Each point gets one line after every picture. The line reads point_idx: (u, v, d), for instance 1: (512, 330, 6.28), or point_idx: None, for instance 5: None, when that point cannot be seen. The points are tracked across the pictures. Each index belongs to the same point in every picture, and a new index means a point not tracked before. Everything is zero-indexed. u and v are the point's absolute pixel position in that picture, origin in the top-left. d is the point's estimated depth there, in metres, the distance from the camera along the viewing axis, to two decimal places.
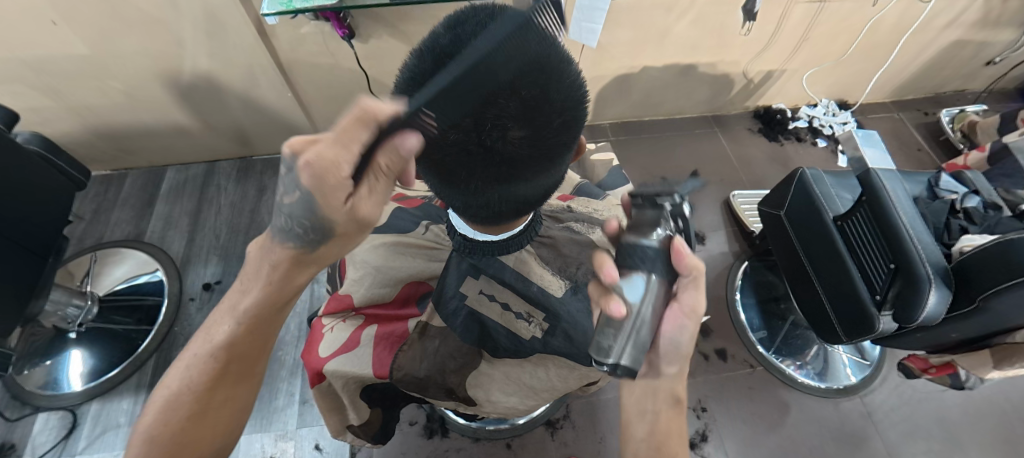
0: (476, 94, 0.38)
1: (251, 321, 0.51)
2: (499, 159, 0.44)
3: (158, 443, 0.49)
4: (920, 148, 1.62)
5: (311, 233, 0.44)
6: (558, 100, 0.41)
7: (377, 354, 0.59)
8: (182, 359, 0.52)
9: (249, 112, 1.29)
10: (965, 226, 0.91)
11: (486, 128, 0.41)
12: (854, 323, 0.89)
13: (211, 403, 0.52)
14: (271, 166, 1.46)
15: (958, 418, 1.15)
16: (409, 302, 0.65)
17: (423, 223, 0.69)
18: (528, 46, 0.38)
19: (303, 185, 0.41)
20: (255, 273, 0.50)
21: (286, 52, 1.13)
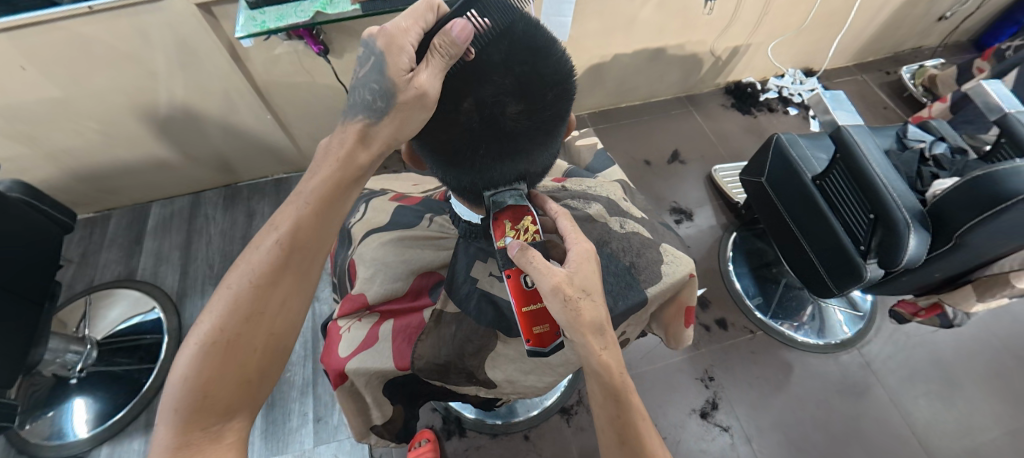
0: (477, 68, 0.45)
1: (320, 203, 0.47)
2: (501, 134, 0.49)
3: (213, 352, 0.42)
4: (887, 106, 1.68)
5: (381, 102, 0.45)
6: (546, 75, 0.47)
7: (397, 347, 0.60)
8: (240, 258, 0.46)
9: (230, 138, 1.29)
10: (936, 172, 0.96)
11: (488, 105, 0.46)
12: (844, 274, 0.92)
13: (269, 306, 0.45)
14: (257, 190, 1.45)
15: (952, 357, 1.20)
16: (421, 293, 0.65)
17: (426, 217, 0.71)
18: (514, 31, 0.45)
19: (375, 47, 0.44)
20: (326, 155, 0.48)
21: (262, 74, 1.13)
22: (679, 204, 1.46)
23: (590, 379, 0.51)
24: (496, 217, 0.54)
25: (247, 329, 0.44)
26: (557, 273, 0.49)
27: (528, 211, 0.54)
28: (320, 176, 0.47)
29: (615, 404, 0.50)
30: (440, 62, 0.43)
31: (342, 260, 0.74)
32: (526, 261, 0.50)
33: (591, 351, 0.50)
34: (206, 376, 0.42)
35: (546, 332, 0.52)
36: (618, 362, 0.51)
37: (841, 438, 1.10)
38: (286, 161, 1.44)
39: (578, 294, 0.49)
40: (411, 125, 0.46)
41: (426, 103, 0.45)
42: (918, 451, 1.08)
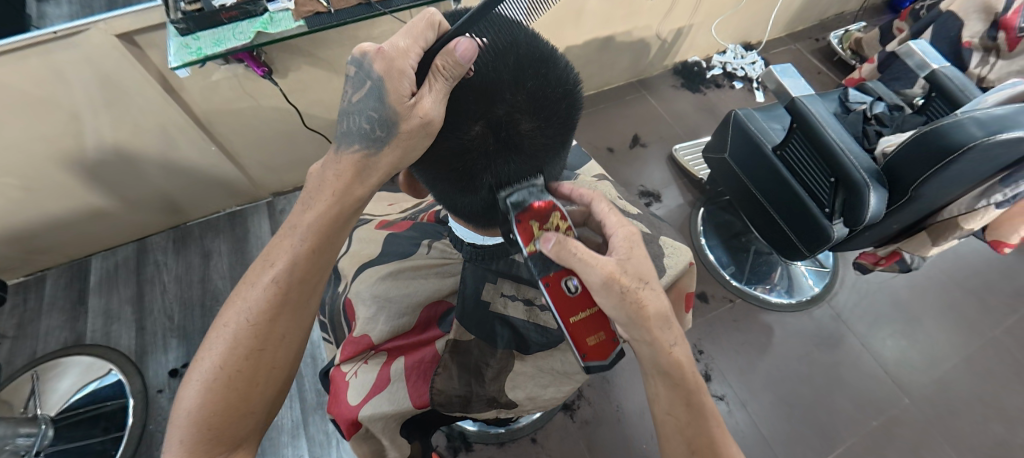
0: (487, 88, 0.43)
1: (316, 238, 0.47)
2: (515, 153, 0.47)
3: (218, 389, 0.44)
4: (820, 71, 1.79)
5: (381, 130, 0.44)
6: (554, 86, 0.46)
7: (412, 386, 0.58)
8: (236, 294, 0.47)
9: (173, 176, 1.19)
10: (879, 130, 1.03)
11: (501, 125, 0.44)
12: (812, 236, 0.97)
13: (269, 342, 0.46)
14: (210, 227, 1.35)
15: (909, 297, 1.30)
16: (430, 324, 0.63)
17: (424, 244, 0.68)
18: (519, 45, 0.43)
19: (374, 71, 0.42)
20: (320, 187, 0.48)
21: (202, 104, 1.05)
22: (646, 187, 1.50)
23: (658, 384, 0.53)
24: (522, 218, 0.48)
25: (249, 367, 0.45)
26: (607, 263, 0.47)
27: (555, 206, 0.49)
28: (316, 209, 0.47)
29: (687, 409, 0.52)
30: (443, 86, 0.41)
31: (336, 298, 0.70)
32: (568, 254, 0.47)
33: (660, 350, 0.51)
34: (211, 411, 0.43)
35: (603, 342, 0.49)
36: (687, 356, 0.53)
37: (825, 389, 1.17)
38: (238, 193, 1.35)
39: (635, 283, 0.49)
40: (413, 153, 0.45)
41: (431, 129, 0.43)
42: (893, 388, 1.17)
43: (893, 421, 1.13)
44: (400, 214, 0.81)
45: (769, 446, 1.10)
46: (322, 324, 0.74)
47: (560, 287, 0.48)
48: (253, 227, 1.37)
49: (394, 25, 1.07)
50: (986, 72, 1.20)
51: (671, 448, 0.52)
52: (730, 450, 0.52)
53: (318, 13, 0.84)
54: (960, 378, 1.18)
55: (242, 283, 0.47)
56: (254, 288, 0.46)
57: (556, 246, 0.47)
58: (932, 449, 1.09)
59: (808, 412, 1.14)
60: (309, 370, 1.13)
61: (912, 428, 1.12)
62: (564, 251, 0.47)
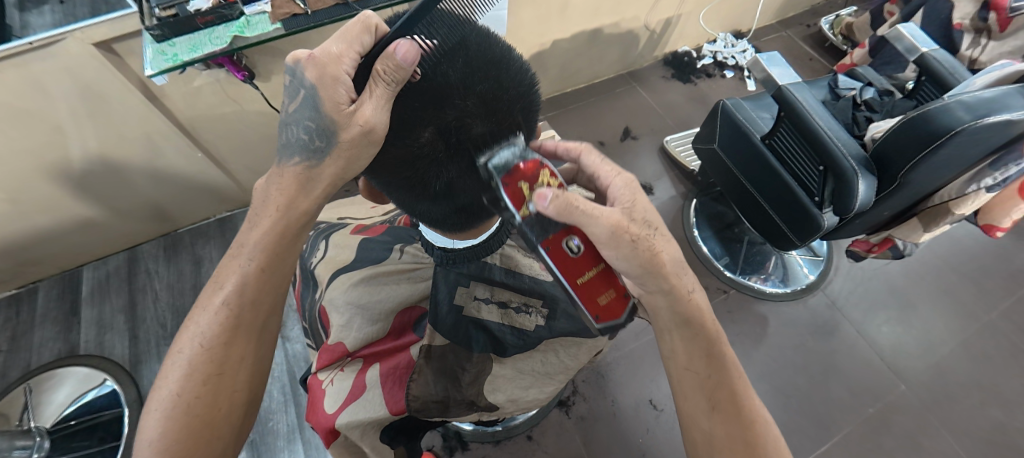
0: (433, 93, 0.41)
1: (265, 256, 0.49)
2: (470, 158, 0.46)
3: (178, 417, 0.44)
4: (812, 57, 1.78)
5: (320, 140, 0.45)
6: (508, 87, 0.44)
7: (387, 393, 0.57)
8: (190, 320, 0.48)
9: (161, 184, 1.18)
10: (869, 116, 1.02)
11: (452, 131, 0.43)
12: (803, 227, 0.97)
13: (228, 365, 0.47)
14: (201, 234, 1.35)
15: (904, 283, 1.29)
16: (405, 330, 0.63)
17: (396, 248, 0.67)
18: (466, 47, 0.42)
19: (307, 79, 0.41)
20: (265, 204, 0.49)
21: (186, 112, 1.04)
22: (638, 180, 1.49)
23: (675, 337, 0.54)
24: (510, 181, 0.43)
25: (209, 392, 0.46)
26: (613, 213, 0.45)
27: (541, 162, 0.45)
28: (263, 226, 0.49)
29: (707, 360, 0.53)
30: (384, 92, 0.40)
31: (314, 305, 0.69)
32: (569, 210, 0.43)
33: (677, 297, 0.52)
34: (174, 441, 0.44)
35: (613, 300, 0.47)
36: (704, 305, 0.55)
37: (822, 378, 1.17)
38: (228, 198, 1.34)
39: (642, 228, 0.48)
40: (357, 162, 0.45)
41: (374, 137, 0.43)
42: (890, 375, 1.16)
43: (890, 408, 1.12)
44: (381, 217, 0.81)
45: None
46: (305, 330, 0.73)
47: (562, 248, 0.44)
48: None
49: None
50: (977, 54, 1.17)
51: (694, 402, 0.53)
52: (752, 404, 0.52)
53: (295, 15, 0.83)
54: (958, 363, 1.17)
55: (192, 311, 0.48)
56: (205, 313, 0.48)
57: (556, 201, 0.43)
58: (931, 435, 1.09)
59: (803, 402, 1.14)
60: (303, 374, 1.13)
61: (911, 415, 1.11)
62: (567, 209, 0.43)
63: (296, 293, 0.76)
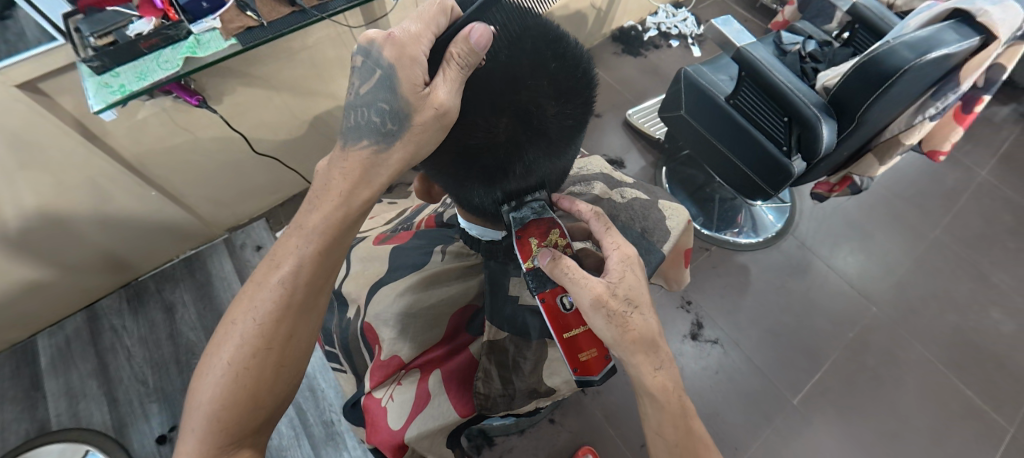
0: (506, 74, 0.42)
1: (324, 241, 0.46)
2: (540, 136, 0.46)
3: (225, 386, 0.43)
4: (746, 19, 1.88)
5: (392, 123, 0.43)
6: (571, 65, 0.45)
7: (453, 396, 0.58)
8: (245, 292, 0.46)
9: (114, 231, 1.08)
10: (815, 66, 1.10)
11: (530, 114, 0.44)
12: (775, 175, 1.03)
13: (276, 341, 0.45)
14: (166, 278, 1.24)
15: (860, 215, 1.41)
16: (458, 331, 0.62)
17: (437, 251, 0.68)
18: (530, 32, 0.43)
19: (385, 58, 0.40)
20: (327, 187, 0.46)
21: (134, 148, 0.95)
22: (609, 156, 1.52)
23: (645, 402, 0.51)
24: (522, 235, 0.50)
25: (259, 364, 0.44)
26: (598, 285, 0.47)
27: (554, 223, 0.50)
28: (322, 213, 0.46)
29: (675, 429, 0.50)
30: (457, 75, 0.40)
31: (348, 326, 0.67)
32: (562, 274, 0.47)
33: (644, 372, 0.49)
34: (222, 406, 0.43)
35: (595, 358, 0.49)
36: (672, 379, 0.51)
37: (805, 313, 1.26)
38: (190, 236, 1.25)
39: (623, 308, 0.48)
40: (425, 148, 0.44)
41: (446, 121, 0.42)
42: (861, 300, 1.28)
43: (866, 330, 1.23)
44: (385, 226, 0.82)
45: (766, 376, 1.17)
46: (333, 354, 0.71)
47: (555, 304, 0.49)
48: (215, 269, 1.28)
49: (329, 30, 1.01)
50: None
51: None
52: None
53: (250, 28, 0.77)
54: (914, 278, 1.31)
55: (247, 285, 0.47)
56: (259, 294, 0.45)
57: (551, 263, 0.48)
58: (903, 346, 1.21)
59: (793, 338, 1.23)
60: (310, 404, 1.08)
61: (884, 332, 1.23)
62: (559, 272, 0.47)
63: None
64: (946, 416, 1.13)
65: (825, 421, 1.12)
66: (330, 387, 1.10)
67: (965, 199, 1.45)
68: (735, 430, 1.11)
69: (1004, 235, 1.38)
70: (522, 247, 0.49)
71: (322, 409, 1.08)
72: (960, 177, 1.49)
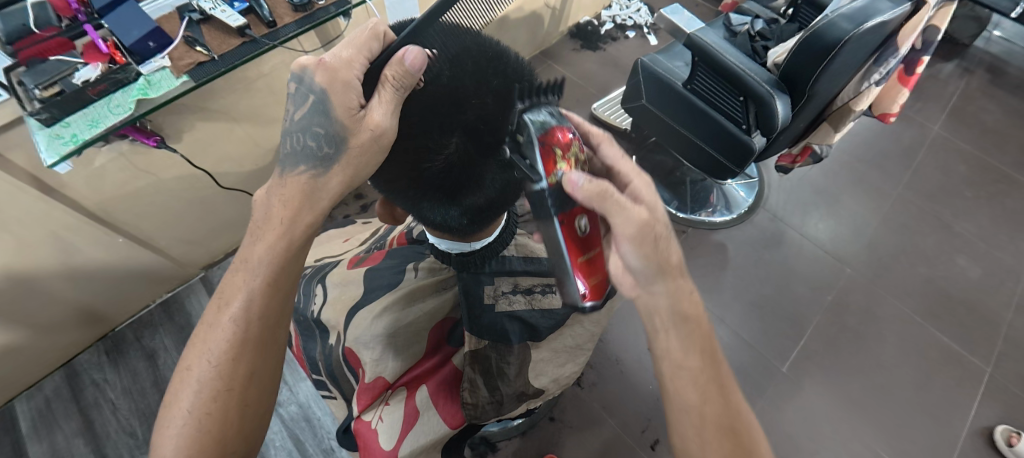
0: (451, 93, 0.42)
1: (273, 271, 0.46)
2: (495, 152, 0.47)
3: (188, 436, 0.42)
4: (697, 4, 1.93)
5: (328, 146, 0.45)
6: (514, 78, 0.45)
7: (442, 409, 0.60)
8: (197, 337, 0.45)
9: (84, 284, 1.05)
10: (765, 44, 1.13)
11: (480, 131, 0.44)
12: (737, 153, 1.07)
13: (235, 382, 0.44)
14: (144, 326, 1.21)
15: (825, 182, 1.46)
16: (441, 345, 0.65)
17: (410, 267, 0.67)
18: (471, 48, 0.42)
19: (317, 84, 0.42)
20: (268, 215, 0.47)
21: (94, 196, 0.93)
22: None
23: (671, 334, 0.47)
24: (546, 142, 0.42)
25: (220, 408, 0.43)
26: (640, 210, 0.43)
27: (573, 137, 0.44)
28: (266, 242, 0.47)
29: (701, 358, 0.46)
30: (392, 98, 0.41)
31: (332, 351, 0.66)
32: (601, 197, 0.41)
33: (680, 300, 0.47)
34: (185, 457, 0.42)
35: (600, 284, 0.47)
36: (699, 310, 0.48)
37: (784, 282, 1.30)
38: (164, 279, 1.22)
39: (660, 236, 0.45)
40: (364, 171, 0.45)
41: (383, 142, 0.43)
42: (835, 263, 1.32)
43: (843, 291, 1.28)
44: (359, 247, 0.81)
45: (753, 348, 1.21)
46: (321, 381, 0.70)
47: (573, 227, 0.44)
48: (194, 310, 1.25)
49: (284, 55, 1.01)
50: None
51: (681, 406, 0.45)
52: (739, 411, 0.46)
53: (200, 63, 0.77)
54: (883, 236, 1.36)
55: (197, 329, 0.46)
56: (211, 336, 0.45)
57: (587, 186, 0.41)
58: (878, 302, 1.26)
59: (775, 308, 1.26)
60: (308, 434, 1.07)
61: (860, 292, 1.27)
62: (598, 191, 0.41)
63: (296, 347, 0.73)
64: (926, 364, 1.18)
65: (815, 384, 1.16)
66: (326, 414, 1.09)
67: (921, 155, 1.51)
68: None
69: (961, 186, 1.45)
70: (543, 160, 0.41)
71: (320, 438, 1.06)
72: (914, 135, 1.56)
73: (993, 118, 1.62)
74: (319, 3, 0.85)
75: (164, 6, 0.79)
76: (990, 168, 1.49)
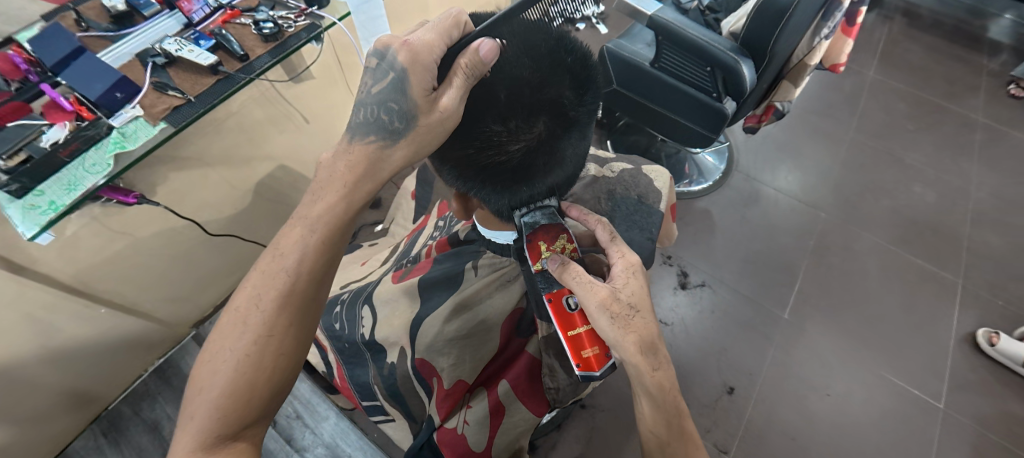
0: (528, 79, 0.44)
1: (327, 231, 0.49)
2: (567, 129, 0.50)
3: (227, 375, 0.44)
4: None
5: (399, 122, 0.45)
6: (584, 64, 0.49)
7: (527, 400, 0.63)
8: (249, 281, 0.48)
9: (68, 365, 0.97)
10: (716, 17, 1.21)
11: (556, 110, 0.47)
12: (710, 119, 1.12)
13: (277, 329, 0.46)
14: (141, 397, 1.14)
15: (786, 137, 1.56)
16: (512, 337, 0.64)
17: (468, 267, 0.66)
18: (550, 39, 0.46)
19: (399, 62, 0.43)
20: (329, 176, 0.49)
21: (70, 268, 0.87)
22: None
23: (644, 401, 0.52)
24: (531, 240, 0.53)
25: (261, 353, 0.45)
26: (602, 290, 0.49)
27: (562, 229, 0.53)
28: (325, 202, 0.48)
29: (667, 429, 0.51)
30: (463, 84, 0.43)
31: (395, 367, 0.69)
32: (569, 277, 0.50)
33: (644, 374, 0.50)
34: (221, 393, 0.43)
35: (599, 355, 0.49)
36: (670, 380, 0.52)
37: (769, 235, 1.37)
38: (153, 344, 1.15)
39: (628, 312, 0.49)
40: (427, 149, 0.46)
41: (449, 125, 0.45)
42: (810, 210, 1.41)
43: (823, 234, 1.37)
44: (381, 267, 0.85)
45: (754, 301, 1.27)
46: (377, 405, 0.77)
47: (561, 304, 0.50)
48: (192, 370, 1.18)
49: (254, 91, 0.98)
50: None
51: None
52: None
53: (176, 107, 0.64)
54: (846, 178, 1.47)
55: (250, 272, 0.48)
56: (263, 283, 0.47)
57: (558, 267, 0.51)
58: (854, 238, 1.36)
59: (766, 260, 1.33)
60: None
61: (837, 232, 1.37)
62: (566, 271, 0.50)
63: (342, 375, 0.79)
64: (908, 286, 1.28)
65: (816, 324, 1.23)
66: (356, 449, 1.06)
67: (864, 100, 1.64)
68: (745, 356, 1.19)
69: (903, 122, 1.59)
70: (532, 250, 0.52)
71: None
72: (854, 83, 1.69)
73: (917, 58, 1.78)
74: (289, 29, 0.73)
75: (123, 54, 0.64)
76: (922, 102, 1.65)
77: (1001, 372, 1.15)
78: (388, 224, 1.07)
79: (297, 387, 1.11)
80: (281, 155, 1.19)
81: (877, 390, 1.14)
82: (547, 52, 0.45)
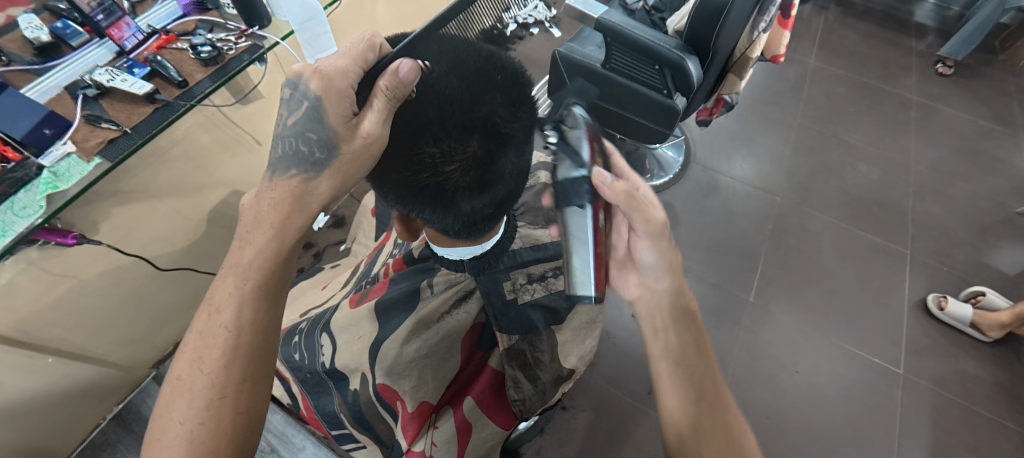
0: (456, 101, 0.44)
1: (262, 275, 0.49)
2: (506, 145, 0.49)
3: (184, 448, 0.43)
4: None
5: (320, 152, 0.46)
6: (512, 77, 0.48)
7: (492, 415, 0.67)
8: (188, 347, 0.47)
9: (15, 423, 0.90)
10: (662, 16, 1.24)
11: (490, 128, 0.47)
12: (663, 117, 1.15)
13: (229, 389, 0.45)
14: (101, 448, 1.07)
15: (736, 127, 1.62)
16: (473, 352, 0.68)
17: (424, 286, 0.66)
18: (472, 58, 0.45)
19: (311, 91, 0.43)
20: (256, 217, 0.49)
21: (7, 318, 0.81)
22: None
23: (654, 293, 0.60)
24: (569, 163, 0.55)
25: (216, 417, 0.44)
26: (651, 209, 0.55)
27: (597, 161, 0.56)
28: (253, 244, 0.49)
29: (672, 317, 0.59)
30: (384, 106, 0.43)
31: (358, 394, 0.68)
32: (623, 194, 0.52)
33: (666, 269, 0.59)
34: None
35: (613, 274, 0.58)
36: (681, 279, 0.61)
37: (730, 222, 1.42)
38: (110, 390, 1.08)
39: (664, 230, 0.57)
40: (357, 174, 0.47)
41: (375, 148, 0.45)
42: (766, 194, 1.47)
43: (780, 217, 1.42)
44: (342, 290, 0.83)
45: (721, 287, 1.31)
46: (345, 433, 0.75)
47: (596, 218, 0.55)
48: None
49: (198, 116, 0.94)
50: None
51: (653, 350, 0.57)
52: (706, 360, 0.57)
53: (112, 140, 0.60)
54: (796, 162, 1.53)
55: (187, 334, 0.48)
56: (204, 344, 0.46)
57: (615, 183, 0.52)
58: (809, 219, 1.42)
59: (728, 246, 1.38)
60: None
61: (791, 213, 1.43)
62: (620, 187, 0.52)
63: (307, 405, 0.77)
64: (860, 260, 1.34)
65: (779, 304, 1.28)
66: None
67: (807, 86, 1.73)
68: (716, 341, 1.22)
69: (844, 105, 1.68)
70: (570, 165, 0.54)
71: None
72: (797, 71, 1.77)
73: (851, 44, 1.89)
74: (229, 52, 0.70)
75: (50, 88, 0.61)
76: (860, 84, 1.74)
77: (950, 333, 1.23)
78: (351, 244, 1.05)
79: (269, 420, 1.06)
80: (233, 180, 1.15)
81: (841, 362, 1.19)
82: (470, 70, 0.44)
